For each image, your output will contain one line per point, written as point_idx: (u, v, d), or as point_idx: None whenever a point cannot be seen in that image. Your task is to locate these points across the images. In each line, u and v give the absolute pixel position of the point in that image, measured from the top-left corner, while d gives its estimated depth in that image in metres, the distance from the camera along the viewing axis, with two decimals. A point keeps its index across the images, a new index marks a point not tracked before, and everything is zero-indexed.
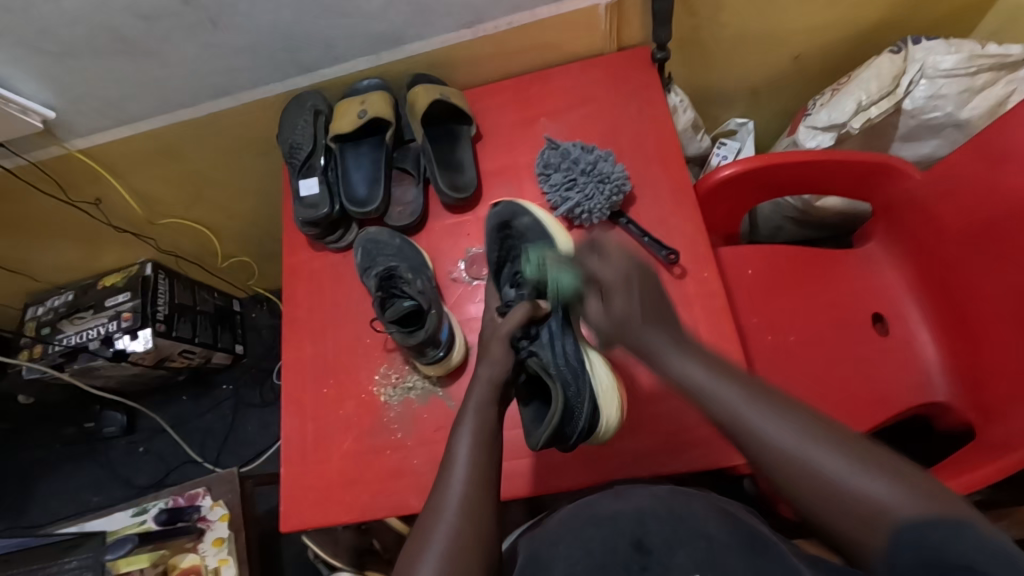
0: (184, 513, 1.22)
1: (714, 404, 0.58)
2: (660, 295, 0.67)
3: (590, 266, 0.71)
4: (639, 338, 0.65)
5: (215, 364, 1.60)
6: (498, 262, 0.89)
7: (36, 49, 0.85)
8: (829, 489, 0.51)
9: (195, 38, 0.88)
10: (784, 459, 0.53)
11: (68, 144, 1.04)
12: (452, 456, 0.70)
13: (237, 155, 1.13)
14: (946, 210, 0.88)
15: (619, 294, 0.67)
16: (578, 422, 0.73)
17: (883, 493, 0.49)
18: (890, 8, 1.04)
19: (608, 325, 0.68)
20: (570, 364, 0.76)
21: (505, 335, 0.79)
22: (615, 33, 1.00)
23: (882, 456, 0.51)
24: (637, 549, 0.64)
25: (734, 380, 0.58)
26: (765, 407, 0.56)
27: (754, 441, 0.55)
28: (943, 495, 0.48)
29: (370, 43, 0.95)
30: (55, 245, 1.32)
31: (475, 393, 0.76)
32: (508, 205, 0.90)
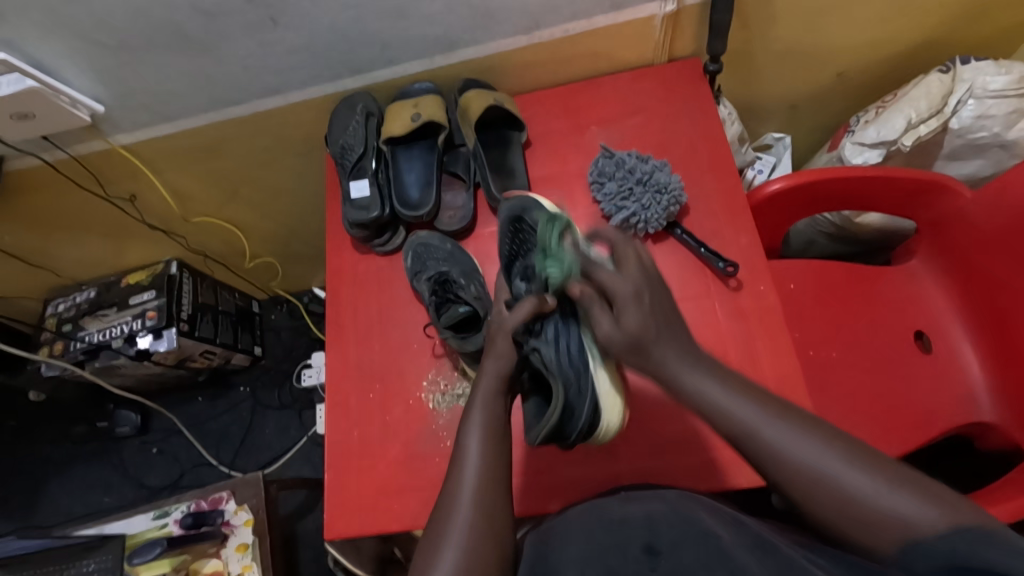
0: (208, 516, 1.18)
1: (735, 423, 0.59)
2: (670, 309, 0.65)
3: (602, 278, 0.65)
4: (652, 358, 0.64)
5: (234, 365, 1.58)
6: (510, 255, 0.85)
7: (93, 41, 0.85)
8: (847, 503, 0.53)
9: (253, 36, 0.88)
10: (810, 483, 0.55)
11: (111, 139, 1.03)
12: (461, 450, 0.67)
13: (277, 155, 1.12)
14: (993, 227, 0.88)
15: (632, 311, 0.63)
16: (577, 421, 0.70)
17: (905, 511, 0.51)
18: (939, 29, 1.05)
19: (622, 344, 0.64)
20: (574, 362, 0.71)
21: (510, 331, 0.72)
22: (668, 44, 1.00)
23: (892, 467, 0.54)
24: (647, 555, 0.56)
25: (753, 398, 0.60)
26: (785, 422, 0.58)
27: (774, 459, 0.57)
28: (958, 506, 0.51)
29: (425, 46, 0.94)
30: (84, 241, 1.30)
31: (480, 387, 0.72)
32: (521, 199, 0.85)
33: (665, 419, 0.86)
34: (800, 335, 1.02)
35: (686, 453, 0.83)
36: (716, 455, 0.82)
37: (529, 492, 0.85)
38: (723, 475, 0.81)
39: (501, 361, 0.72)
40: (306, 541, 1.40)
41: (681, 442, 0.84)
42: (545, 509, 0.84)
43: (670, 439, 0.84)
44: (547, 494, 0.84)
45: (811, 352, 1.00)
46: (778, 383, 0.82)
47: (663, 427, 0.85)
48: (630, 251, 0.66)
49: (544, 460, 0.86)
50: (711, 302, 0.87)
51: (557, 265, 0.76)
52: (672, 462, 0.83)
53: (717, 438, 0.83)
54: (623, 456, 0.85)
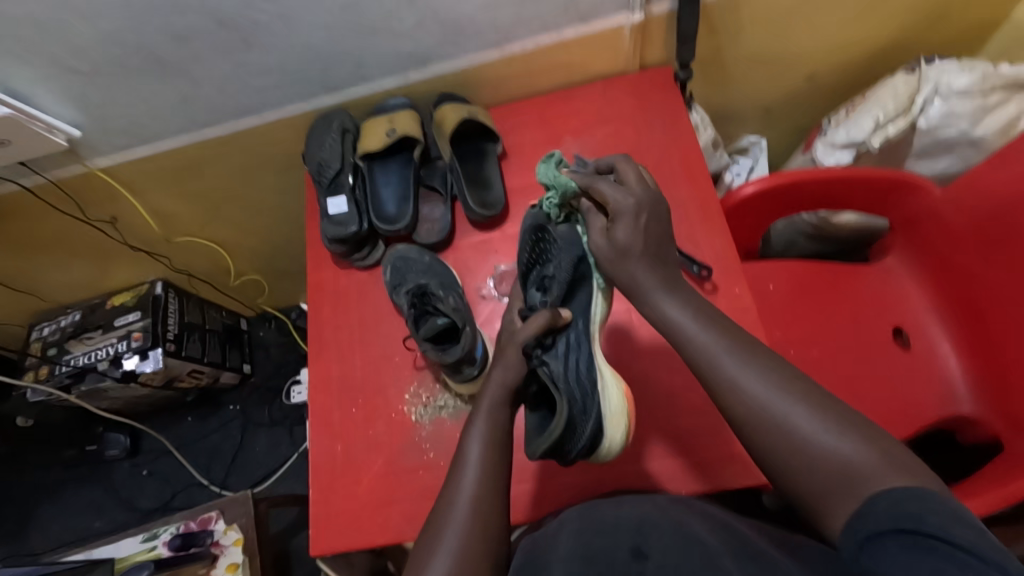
0: (198, 538, 1.17)
1: (699, 344, 0.63)
2: (662, 234, 0.69)
3: (601, 191, 0.71)
4: (629, 273, 0.68)
5: (223, 384, 1.58)
6: (527, 265, 0.81)
7: (67, 68, 0.86)
8: (788, 437, 0.55)
9: (226, 58, 0.89)
10: (760, 412, 0.57)
11: (90, 163, 1.04)
12: (463, 455, 0.68)
13: (257, 174, 1.13)
14: (962, 221, 0.89)
15: (625, 222, 0.67)
16: (578, 440, 0.68)
17: (849, 454, 0.51)
18: (903, 31, 1.07)
19: (608, 253, 0.69)
20: (581, 381, 0.71)
21: (521, 343, 0.73)
22: (638, 52, 1.02)
23: (850, 417, 0.54)
24: (633, 553, 0.55)
25: (720, 330, 0.63)
26: (749, 359, 0.60)
27: (731, 385, 0.59)
28: (917, 472, 0.49)
29: (398, 63, 0.96)
30: (66, 265, 1.30)
31: (486, 396, 0.72)
32: (544, 206, 0.81)
33: (647, 425, 0.86)
34: (780, 334, 1.02)
35: (668, 457, 0.83)
36: (700, 457, 0.82)
37: (514, 500, 0.84)
38: (707, 479, 0.81)
39: (510, 372, 0.72)
40: (298, 558, 1.39)
41: (664, 443, 0.84)
42: (531, 518, 0.84)
43: (653, 443, 0.84)
44: (531, 502, 0.84)
45: (791, 352, 1.01)
46: None
47: (644, 432, 0.85)
48: (630, 170, 0.72)
49: (528, 469, 0.86)
50: None
51: (572, 283, 0.78)
52: (654, 468, 0.83)
53: (698, 440, 0.83)
54: (607, 463, 0.85)
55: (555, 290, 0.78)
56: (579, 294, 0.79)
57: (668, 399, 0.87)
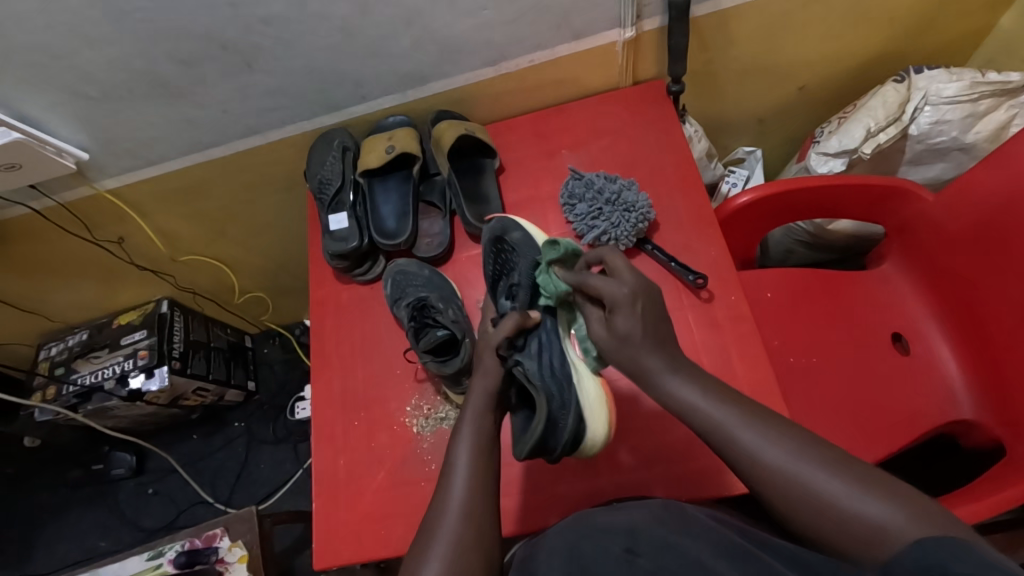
0: (202, 555, 1.18)
1: (713, 423, 0.61)
2: (660, 315, 0.67)
3: (594, 286, 0.68)
4: (635, 359, 0.65)
5: (228, 402, 1.59)
6: (494, 275, 0.88)
7: (76, 93, 0.89)
8: (828, 517, 0.53)
9: (230, 81, 0.92)
10: (786, 488, 0.56)
11: (98, 184, 1.07)
12: (451, 463, 0.68)
13: (261, 193, 1.15)
14: (955, 226, 0.90)
15: (623, 314, 0.65)
16: (561, 435, 0.69)
17: (878, 514, 0.51)
18: (891, 42, 1.09)
19: (611, 343, 0.67)
20: (556, 376, 0.72)
21: (494, 346, 0.74)
22: (631, 68, 1.04)
23: (870, 475, 0.54)
24: (627, 555, 0.55)
25: (731, 403, 0.62)
26: (762, 428, 0.59)
27: (751, 463, 0.58)
28: (938, 517, 0.50)
29: (397, 82, 0.98)
30: (74, 285, 1.32)
31: (470, 404, 0.72)
32: (500, 221, 0.91)
33: (646, 433, 0.86)
34: (778, 341, 1.03)
35: (668, 465, 0.83)
36: (699, 465, 0.82)
37: (516, 510, 0.85)
38: (706, 486, 0.81)
39: (489, 378, 0.73)
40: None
41: (663, 451, 0.84)
42: (532, 528, 0.84)
43: (651, 452, 0.84)
44: (532, 514, 0.84)
45: (791, 358, 1.01)
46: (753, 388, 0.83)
47: (645, 441, 0.85)
48: (618, 258, 0.69)
49: (530, 479, 0.86)
50: (684, 313, 0.89)
51: (538, 287, 0.81)
52: (655, 475, 0.83)
53: (697, 448, 0.83)
54: (607, 473, 0.85)
55: (524, 296, 0.81)
56: (544, 296, 0.82)
57: (665, 407, 0.87)
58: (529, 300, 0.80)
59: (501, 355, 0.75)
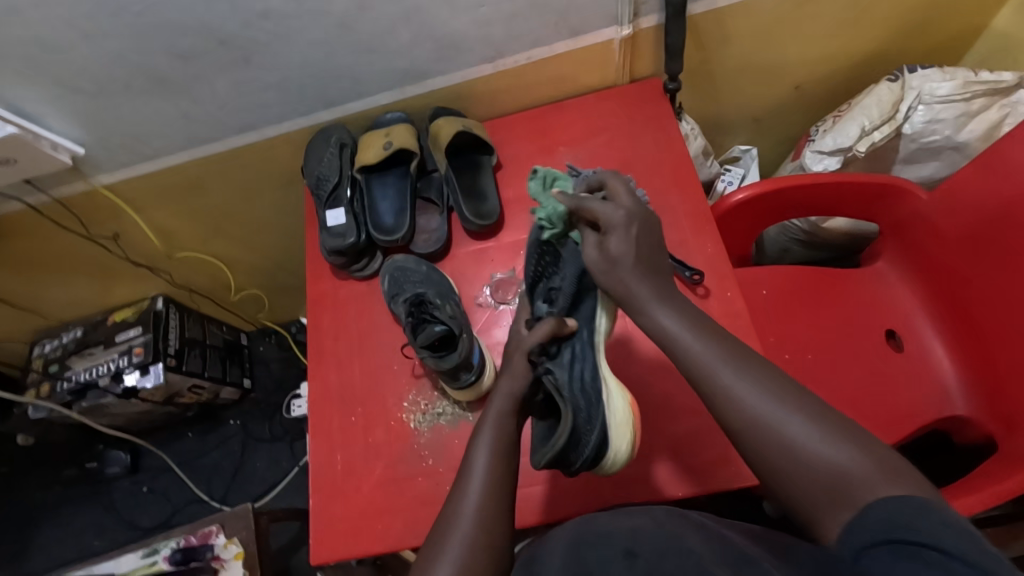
0: (198, 552, 1.17)
1: (697, 356, 0.63)
2: (654, 248, 0.71)
3: (592, 208, 0.71)
4: (624, 282, 0.68)
5: (223, 400, 1.58)
6: (533, 277, 0.83)
7: (73, 87, 0.89)
8: (786, 450, 0.55)
9: (228, 76, 0.91)
10: (750, 420, 0.57)
11: (93, 180, 1.06)
12: (469, 465, 0.68)
13: (257, 190, 1.15)
14: (949, 223, 0.91)
15: (617, 235, 0.69)
16: (583, 451, 0.69)
17: (843, 461, 0.52)
18: (885, 41, 1.10)
19: (600, 262, 0.70)
20: (585, 390, 0.72)
21: (526, 349, 0.75)
22: (628, 66, 1.04)
23: (846, 427, 0.54)
24: (627, 557, 0.55)
25: (714, 340, 0.63)
26: (741, 369, 0.60)
27: (727, 398, 0.59)
28: (901, 471, 0.50)
29: (395, 78, 0.98)
30: (69, 282, 1.32)
31: (493, 406, 0.73)
32: (542, 217, 0.84)
33: (643, 428, 0.86)
34: (774, 339, 1.03)
35: (666, 459, 0.84)
36: (694, 459, 0.83)
37: (514, 505, 0.85)
38: (704, 480, 0.81)
39: (516, 381, 0.74)
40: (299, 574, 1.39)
41: (658, 447, 0.85)
42: (530, 523, 0.84)
43: (646, 448, 0.85)
44: (530, 508, 0.84)
45: (786, 356, 1.02)
46: None
47: (644, 438, 0.86)
48: (619, 185, 0.74)
49: (527, 472, 0.86)
50: None
51: (578, 293, 0.80)
52: (650, 469, 0.83)
53: (693, 444, 0.84)
54: (603, 468, 0.85)
55: (563, 302, 0.80)
56: (584, 304, 0.80)
57: (663, 402, 0.88)
58: (567, 308, 0.80)
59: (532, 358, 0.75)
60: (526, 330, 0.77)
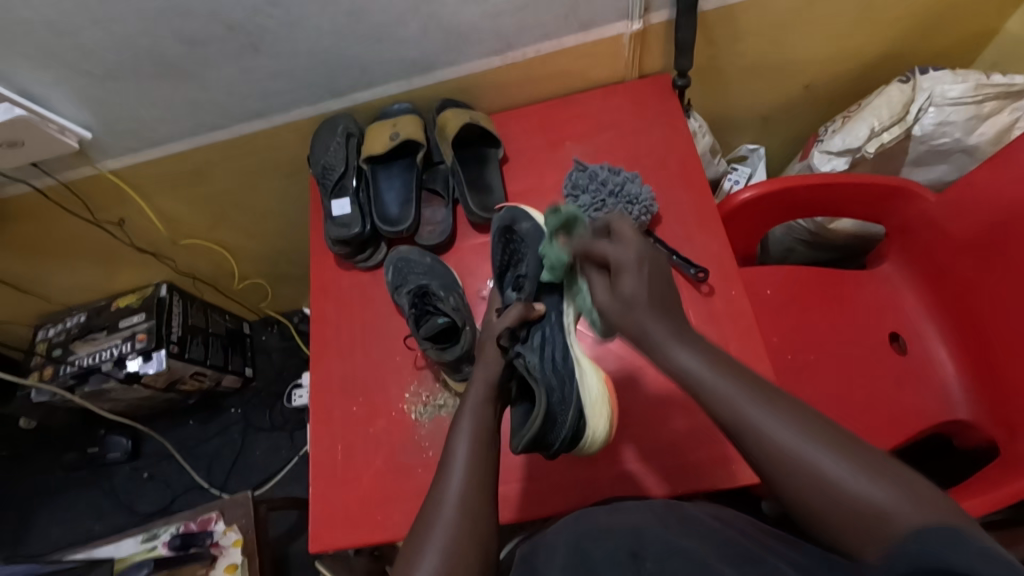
0: (197, 538, 1.17)
1: (714, 392, 0.59)
2: (667, 285, 0.65)
3: (600, 250, 0.67)
4: (639, 324, 0.63)
5: (225, 388, 1.59)
6: (502, 266, 0.88)
7: (81, 71, 0.89)
8: (828, 494, 0.53)
9: (235, 63, 0.91)
10: (783, 462, 0.55)
11: (99, 165, 1.06)
12: (450, 454, 0.68)
13: (263, 178, 1.15)
14: (958, 228, 0.90)
15: (629, 275, 0.64)
16: (560, 432, 0.69)
17: (874, 493, 0.51)
18: (898, 42, 1.09)
19: (614, 306, 0.65)
20: (558, 372, 0.72)
21: (496, 336, 0.74)
22: (638, 61, 1.04)
23: (874, 460, 0.53)
24: (633, 559, 0.56)
25: (738, 379, 0.60)
26: (764, 402, 0.58)
27: (751, 434, 0.57)
28: (935, 501, 0.50)
29: (403, 69, 0.98)
30: (74, 266, 1.32)
31: (470, 394, 0.73)
32: (510, 211, 0.90)
33: (644, 425, 0.86)
34: (777, 338, 1.03)
35: (666, 457, 0.83)
36: (693, 457, 0.83)
37: (513, 498, 0.85)
38: (704, 477, 0.81)
39: (490, 367, 0.73)
40: (297, 562, 1.39)
41: (658, 444, 0.84)
42: (528, 516, 0.84)
43: (646, 443, 0.85)
44: (528, 502, 0.84)
45: (788, 356, 1.01)
46: None
47: (645, 434, 0.85)
48: (624, 224, 0.68)
49: (528, 465, 0.86)
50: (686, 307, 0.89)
51: (544, 278, 0.81)
52: (651, 466, 0.83)
53: (694, 441, 0.84)
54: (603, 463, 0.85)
55: (529, 288, 0.81)
56: (550, 288, 0.81)
57: (665, 398, 0.87)
58: (534, 291, 0.81)
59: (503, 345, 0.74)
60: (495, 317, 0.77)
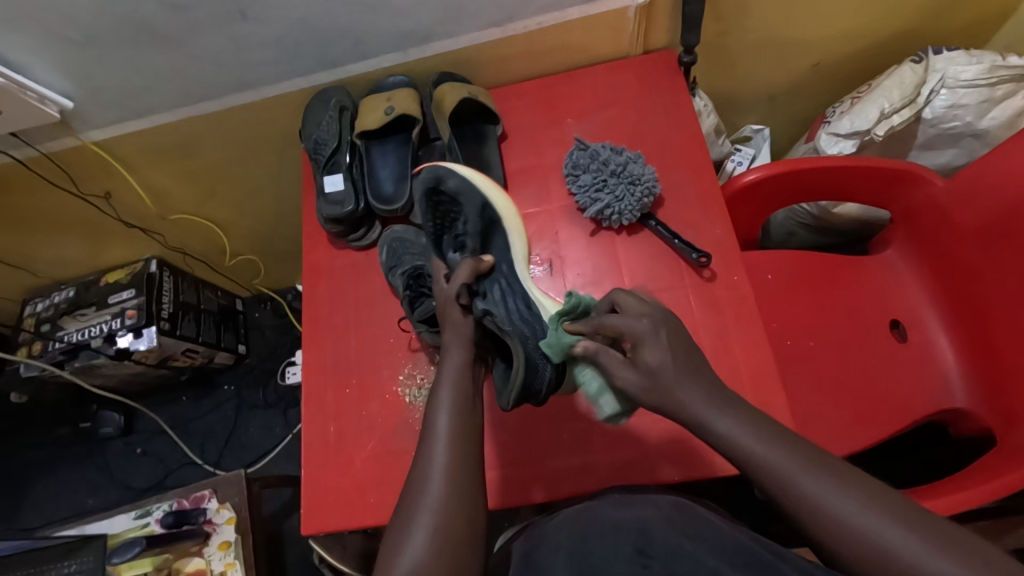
0: (190, 515, 1.17)
1: (774, 474, 0.57)
2: (691, 348, 0.64)
3: (610, 323, 0.65)
4: (672, 398, 0.61)
5: (218, 364, 1.57)
6: (436, 230, 0.85)
7: (59, 37, 0.84)
8: (887, 562, 0.52)
9: (223, 31, 0.87)
10: (839, 531, 0.54)
11: (83, 136, 1.02)
12: (432, 430, 0.65)
13: (254, 152, 1.11)
14: (964, 215, 0.88)
15: (651, 348, 0.62)
16: (545, 374, 0.69)
17: (950, 573, 0.50)
18: (912, 20, 1.06)
19: (641, 381, 0.62)
20: (526, 319, 0.73)
21: (455, 297, 0.73)
22: (643, 36, 1.00)
23: (939, 530, 0.52)
24: (639, 556, 0.58)
25: (788, 451, 0.58)
26: (824, 474, 0.56)
27: (811, 508, 0.55)
28: (1002, 564, 0.50)
29: (398, 40, 0.94)
30: (60, 240, 1.29)
31: (446, 366, 0.70)
32: (432, 169, 0.84)
33: (641, 412, 0.85)
34: (776, 324, 1.02)
35: (662, 444, 0.83)
36: (691, 445, 0.82)
37: (508, 484, 0.84)
38: (701, 465, 0.80)
39: (460, 329, 0.72)
40: (291, 538, 1.40)
41: (656, 431, 0.84)
42: (523, 501, 0.83)
43: (643, 430, 0.84)
44: (523, 486, 0.84)
45: (788, 342, 1.00)
46: (751, 370, 0.83)
47: (640, 423, 0.84)
48: (627, 297, 0.67)
49: (525, 451, 0.86)
50: (685, 293, 0.88)
51: (485, 230, 0.83)
52: (648, 455, 0.83)
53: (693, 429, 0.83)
54: (599, 448, 0.85)
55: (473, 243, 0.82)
56: (494, 237, 0.83)
57: None
58: (478, 248, 0.81)
59: (464, 304, 0.73)
60: (445, 282, 0.76)
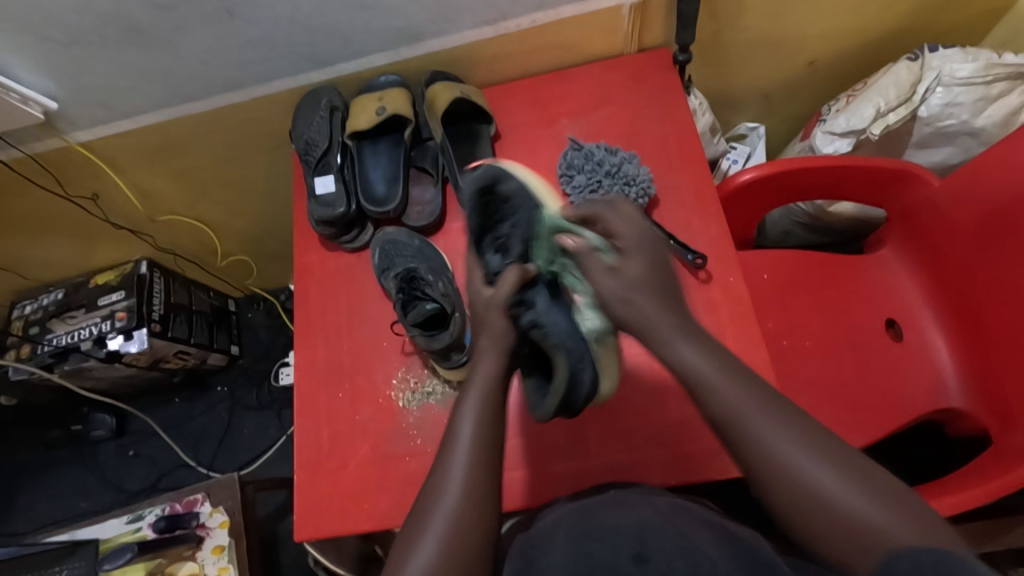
0: (182, 520, 1.15)
1: (719, 400, 0.59)
2: (668, 274, 0.67)
3: (603, 222, 0.68)
4: (647, 314, 0.63)
5: (211, 366, 1.56)
6: (478, 229, 0.77)
7: (41, 37, 0.83)
8: (812, 491, 0.54)
9: (211, 30, 0.86)
10: (771, 459, 0.56)
11: (68, 137, 1.00)
12: (454, 436, 0.64)
13: (244, 152, 1.10)
14: (961, 214, 0.88)
15: (636, 258, 0.65)
16: (581, 389, 0.69)
17: (871, 516, 0.52)
18: (907, 17, 1.05)
19: (619, 291, 0.64)
20: (574, 334, 0.69)
21: (500, 306, 0.68)
22: (637, 34, 0.99)
23: (872, 478, 0.54)
24: (637, 562, 0.59)
25: (751, 389, 0.59)
26: (772, 414, 0.57)
27: (759, 443, 0.57)
28: (931, 523, 0.51)
29: (389, 39, 0.93)
30: (48, 242, 1.27)
31: (480, 373, 0.67)
32: (491, 168, 0.78)
33: (636, 415, 0.85)
34: (773, 324, 1.01)
35: (658, 448, 0.82)
36: (687, 448, 0.82)
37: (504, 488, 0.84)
38: (696, 468, 0.80)
39: (499, 337, 0.68)
40: (285, 540, 1.39)
41: (652, 434, 0.83)
42: (517, 506, 0.82)
43: (639, 434, 0.84)
44: (518, 490, 0.83)
45: (785, 342, 1.00)
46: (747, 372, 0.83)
47: (636, 426, 0.84)
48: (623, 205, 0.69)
49: (520, 456, 0.85)
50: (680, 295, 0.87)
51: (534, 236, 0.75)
52: (644, 458, 0.82)
53: (688, 432, 0.82)
54: (596, 453, 0.84)
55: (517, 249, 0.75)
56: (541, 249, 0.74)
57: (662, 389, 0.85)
58: (524, 253, 0.75)
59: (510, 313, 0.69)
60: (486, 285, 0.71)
